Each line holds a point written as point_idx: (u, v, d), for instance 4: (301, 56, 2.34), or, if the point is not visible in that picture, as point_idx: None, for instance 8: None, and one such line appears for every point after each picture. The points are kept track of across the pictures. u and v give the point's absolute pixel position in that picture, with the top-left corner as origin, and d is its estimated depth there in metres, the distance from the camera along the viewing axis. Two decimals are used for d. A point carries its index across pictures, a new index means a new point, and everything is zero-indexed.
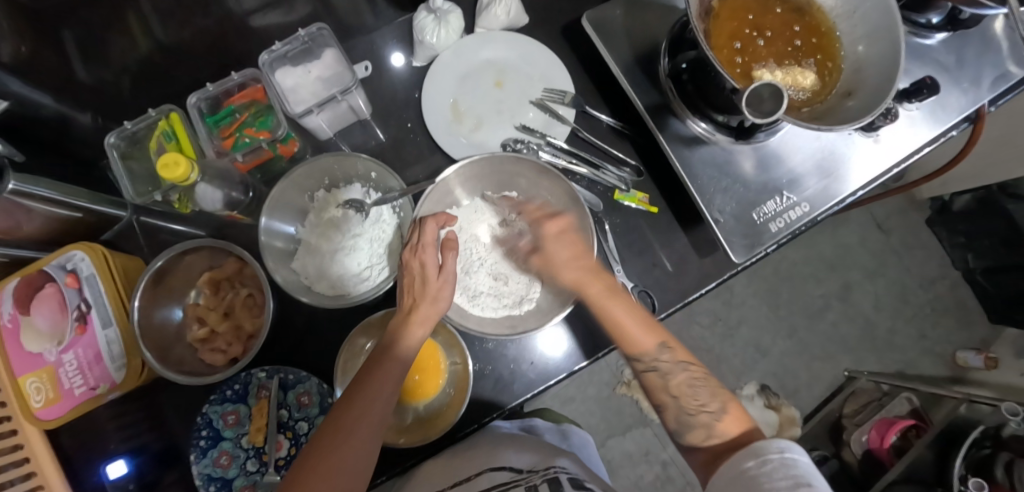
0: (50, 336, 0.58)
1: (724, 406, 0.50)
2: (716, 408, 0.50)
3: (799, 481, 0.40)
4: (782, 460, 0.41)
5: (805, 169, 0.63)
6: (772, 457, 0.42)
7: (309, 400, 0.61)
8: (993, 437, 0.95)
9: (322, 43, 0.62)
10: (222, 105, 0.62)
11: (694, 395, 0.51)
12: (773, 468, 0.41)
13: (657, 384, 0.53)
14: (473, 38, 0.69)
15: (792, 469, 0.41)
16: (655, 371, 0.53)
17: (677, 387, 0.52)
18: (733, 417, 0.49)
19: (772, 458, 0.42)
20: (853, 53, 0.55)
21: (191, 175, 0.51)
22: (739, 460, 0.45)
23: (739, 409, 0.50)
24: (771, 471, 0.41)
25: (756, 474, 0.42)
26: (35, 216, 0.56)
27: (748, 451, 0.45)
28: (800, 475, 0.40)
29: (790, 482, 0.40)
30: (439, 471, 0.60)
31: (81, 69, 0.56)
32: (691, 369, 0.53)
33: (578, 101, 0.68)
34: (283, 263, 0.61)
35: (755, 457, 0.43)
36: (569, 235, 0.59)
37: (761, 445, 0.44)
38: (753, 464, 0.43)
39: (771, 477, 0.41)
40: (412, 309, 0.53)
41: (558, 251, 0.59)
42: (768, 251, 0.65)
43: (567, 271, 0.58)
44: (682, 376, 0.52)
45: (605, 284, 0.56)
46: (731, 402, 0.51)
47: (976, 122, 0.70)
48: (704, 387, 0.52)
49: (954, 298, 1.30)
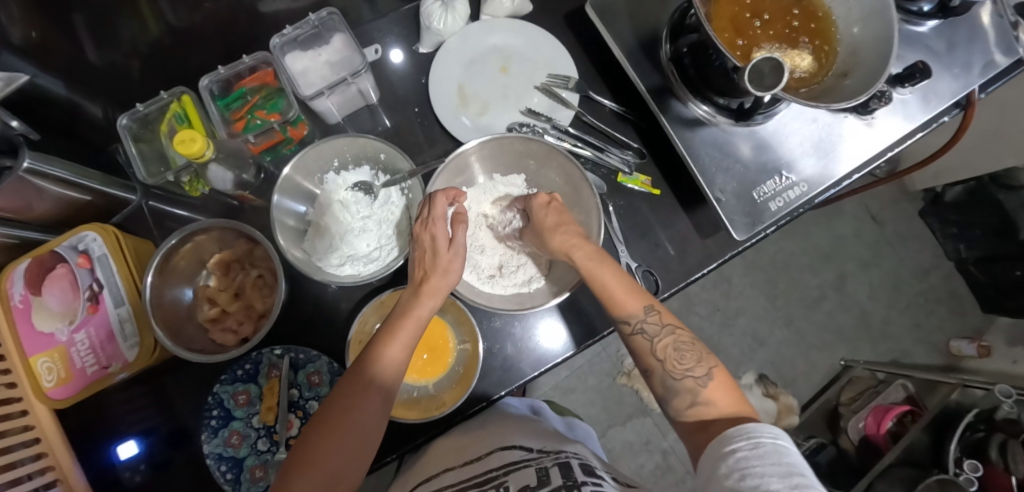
0: (62, 315, 0.58)
1: (710, 372, 0.49)
2: (700, 374, 0.49)
3: (791, 469, 0.37)
4: (775, 446, 0.39)
5: (803, 151, 0.64)
6: (763, 442, 0.40)
7: (320, 379, 0.62)
8: (987, 421, 0.97)
9: (332, 28, 0.63)
10: (233, 88, 0.63)
11: (678, 359, 0.50)
12: (765, 452, 0.39)
13: (645, 348, 0.52)
14: (479, 25, 0.70)
15: (785, 457, 0.38)
16: (642, 335, 0.52)
17: (661, 351, 0.51)
18: (718, 383, 0.49)
19: (765, 442, 0.40)
20: (848, 35, 0.57)
21: (207, 152, 0.54)
22: (727, 440, 0.42)
23: (727, 377, 0.49)
24: (762, 454, 0.39)
25: (746, 456, 0.39)
26: (46, 197, 0.56)
27: (737, 431, 0.42)
28: (792, 464, 0.38)
29: (782, 470, 0.37)
30: (449, 449, 0.59)
31: (93, 50, 0.57)
32: (677, 334, 0.51)
33: (582, 86, 0.70)
34: (295, 243, 0.63)
35: (745, 438, 0.41)
36: (556, 205, 0.61)
37: (753, 427, 0.42)
38: (744, 444, 0.40)
39: (762, 461, 0.38)
40: (423, 280, 0.55)
41: (546, 216, 0.61)
42: (768, 229, 0.67)
43: (554, 235, 0.59)
44: (666, 340, 0.51)
45: (591, 248, 0.57)
46: (716, 369, 0.50)
47: (967, 109, 0.72)
48: (691, 352, 0.50)
49: (947, 288, 1.32)
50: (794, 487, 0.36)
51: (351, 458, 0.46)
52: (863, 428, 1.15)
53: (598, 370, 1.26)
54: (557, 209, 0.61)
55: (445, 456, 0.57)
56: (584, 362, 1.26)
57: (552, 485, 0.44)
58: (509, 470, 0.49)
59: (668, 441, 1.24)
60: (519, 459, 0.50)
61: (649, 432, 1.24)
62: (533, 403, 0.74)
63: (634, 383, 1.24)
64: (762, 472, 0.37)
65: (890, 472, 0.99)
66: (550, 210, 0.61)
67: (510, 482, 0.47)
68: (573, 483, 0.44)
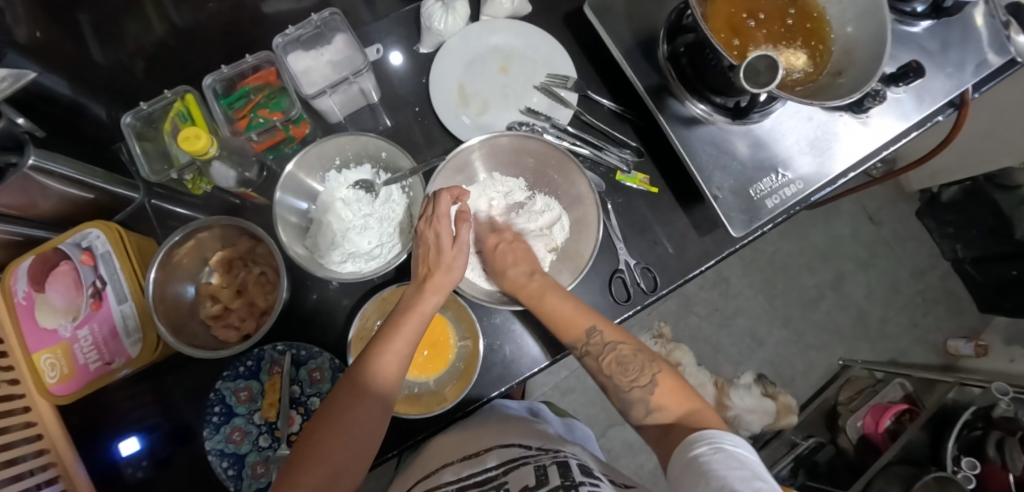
0: (66, 312, 0.59)
1: (655, 378, 0.52)
2: (646, 383, 0.51)
3: (752, 473, 0.38)
4: (737, 451, 0.41)
5: (799, 149, 0.65)
6: (725, 447, 0.41)
7: (321, 376, 0.63)
8: (984, 418, 0.97)
9: (334, 28, 0.64)
10: (237, 87, 0.64)
11: (624, 371, 0.53)
12: (726, 456, 0.40)
13: (595, 367, 0.55)
14: (479, 26, 0.71)
15: (746, 462, 0.40)
16: (590, 356, 0.55)
17: (608, 367, 0.54)
18: (664, 388, 0.51)
19: (727, 447, 0.41)
20: (842, 34, 0.58)
21: (210, 149, 0.54)
22: (691, 445, 0.43)
23: (673, 383, 0.51)
24: (725, 458, 0.40)
25: (708, 459, 0.41)
26: (50, 194, 0.57)
27: (700, 438, 0.44)
28: (752, 469, 0.39)
29: (744, 471, 0.39)
30: (449, 446, 0.59)
31: (98, 50, 0.57)
32: (619, 348, 0.54)
33: (580, 85, 0.71)
34: (297, 239, 0.64)
35: (708, 443, 0.42)
36: (501, 246, 0.63)
37: (717, 433, 0.43)
38: (707, 449, 0.42)
39: (725, 463, 0.40)
40: (426, 277, 0.56)
41: (507, 254, 0.63)
42: (764, 226, 0.67)
43: (505, 270, 0.61)
44: (610, 356, 0.54)
45: (538, 280, 0.59)
46: (662, 374, 0.52)
47: (961, 108, 0.73)
48: (634, 363, 0.53)
49: (944, 288, 1.33)
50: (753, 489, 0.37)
51: (355, 452, 0.47)
52: (861, 427, 1.15)
53: None
54: (511, 248, 0.63)
55: (446, 451, 0.58)
56: None
57: (550, 484, 0.44)
58: (509, 468, 0.49)
59: None
60: (519, 457, 0.50)
61: None
62: (533, 406, 0.74)
63: None
64: (722, 474, 0.38)
65: (888, 470, 0.98)
66: (513, 246, 0.63)
67: (510, 483, 0.47)
68: (571, 483, 0.44)
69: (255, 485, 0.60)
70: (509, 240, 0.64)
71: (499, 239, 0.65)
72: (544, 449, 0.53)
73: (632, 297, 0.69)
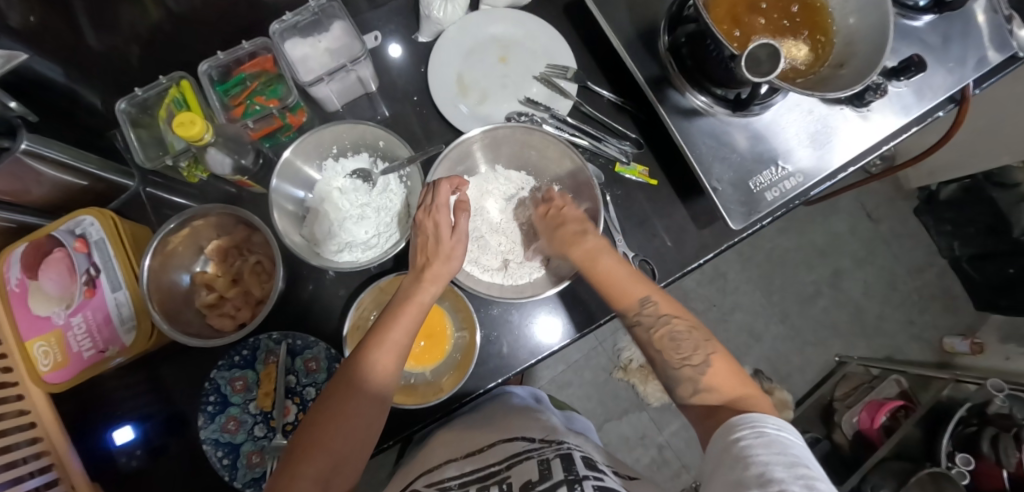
0: (59, 299, 0.58)
1: (707, 359, 0.50)
2: (698, 362, 0.50)
3: (796, 460, 0.38)
4: (779, 437, 0.40)
5: (799, 142, 0.65)
6: (767, 432, 0.41)
7: (317, 366, 0.62)
8: (980, 415, 0.97)
9: (331, 15, 0.63)
10: (233, 73, 0.63)
11: (676, 348, 0.52)
12: (768, 442, 0.39)
13: (644, 339, 0.54)
14: (478, 15, 0.71)
15: (789, 448, 0.39)
16: (640, 326, 0.54)
17: (658, 341, 0.53)
18: (718, 369, 0.50)
19: (770, 432, 0.40)
20: (844, 26, 0.57)
21: (206, 135, 0.54)
22: (732, 428, 0.43)
23: (727, 363, 0.50)
24: (766, 443, 0.39)
25: (749, 444, 0.40)
26: (43, 180, 0.56)
27: (743, 420, 0.43)
28: (797, 455, 0.38)
29: (787, 458, 0.38)
30: (450, 440, 0.58)
31: (92, 35, 0.57)
32: (672, 322, 0.53)
33: (580, 76, 0.70)
34: (293, 227, 0.63)
35: (750, 427, 0.42)
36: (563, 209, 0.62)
37: (759, 417, 0.42)
38: (748, 433, 0.41)
39: (765, 449, 0.39)
40: (425, 267, 0.56)
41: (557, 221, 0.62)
42: (764, 219, 0.67)
43: (559, 235, 0.61)
44: (663, 329, 0.53)
45: (592, 241, 0.59)
46: (715, 355, 0.51)
47: (961, 104, 0.73)
48: (688, 340, 0.52)
49: (941, 285, 1.33)
50: (799, 477, 0.36)
51: (355, 442, 0.47)
52: (856, 423, 1.16)
53: (595, 364, 1.26)
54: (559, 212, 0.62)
55: (449, 446, 0.57)
56: (581, 356, 1.26)
57: (552, 479, 0.43)
58: (511, 464, 0.48)
59: (663, 435, 1.24)
60: (521, 452, 0.49)
61: (645, 426, 1.24)
62: (537, 393, 0.74)
63: (631, 378, 1.25)
64: (765, 461, 0.38)
65: (883, 465, 1.01)
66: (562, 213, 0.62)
67: (511, 478, 0.45)
68: (574, 479, 0.42)
69: (250, 475, 0.60)
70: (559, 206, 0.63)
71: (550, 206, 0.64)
72: (545, 442, 0.52)
73: None
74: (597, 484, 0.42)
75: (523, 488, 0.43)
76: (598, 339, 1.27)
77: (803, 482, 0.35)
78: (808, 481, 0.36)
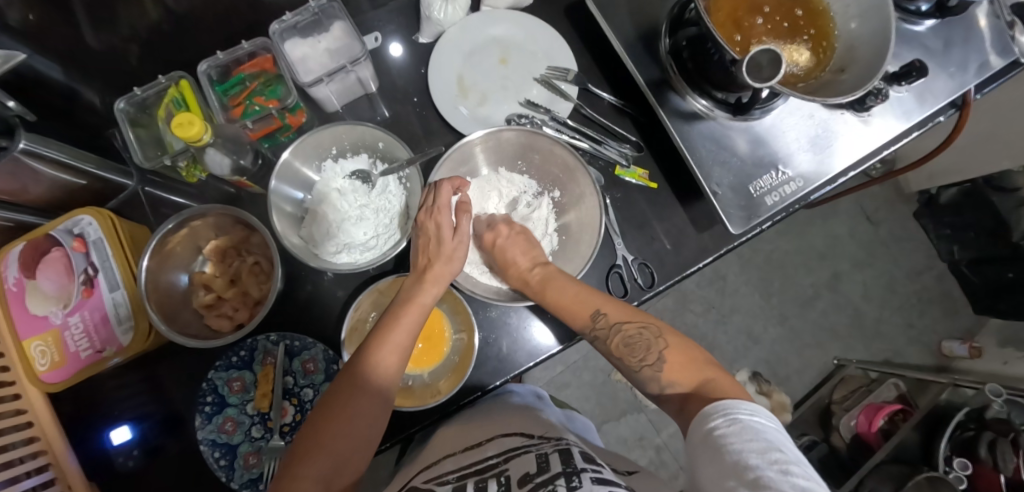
0: (57, 299, 0.58)
1: (662, 355, 0.50)
2: (653, 361, 0.50)
3: (769, 445, 0.37)
4: (751, 423, 0.40)
5: (800, 146, 0.65)
6: (741, 419, 0.40)
7: (315, 367, 0.62)
8: (977, 420, 0.97)
9: (331, 16, 0.63)
10: (232, 74, 0.63)
11: (631, 353, 0.52)
12: (741, 430, 0.39)
13: (604, 350, 0.55)
14: (479, 16, 0.70)
15: (763, 433, 0.39)
16: (597, 341, 0.55)
17: (616, 350, 0.53)
18: (674, 363, 0.50)
19: (741, 419, 0.40)
20: (846, 31, 0.57)
21: (204, 135, 0.53)
22: (705, 419, 0.43)
23: (681, 353, 0.50)
24: (738, 432, 0.39)
25: (723, 434, 0.40)
26: (41, 179, 0.56)
27: (715, 409, 0.43)
28: (770, 440, 0.38)
29: (759, 445, 0.37)
30: (449, 440, 0.58)
31: (91, 34, 0.56)
32: (624, 329, 0.53)
33: (581, 78, 0.70)
34: (292, 229, 0.63)
35: (722, 415, 0.42)
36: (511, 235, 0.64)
37: (731, 403, 0.42)
38: (722, 422, 0.41)
39: (739, 438, 0.39)
40: (426, 268, 0.56)
41: (509, 248, 0.62)
42: (763, 224, 0.67)
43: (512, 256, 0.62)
44: (617, 338, 0.53)
45: (541, 271, 0.60)
46: (668, 350, 0.50)
47: (962, 109, 0.73)
48: (642, 341, 0.52)
49: (940, 289, 1.33)
50: (773, 462, 0.36)
51: (357, 441, 0.46)
52: (854, 426, 1.16)
53: (593, 366, 1.26)
54: (508, 240, 0.63)
55: (447, 445, 0.56)
56: (579, 357, 1.26)
57: (551, 471, 0.42)
58: (509, 457, 0.47)
59: (661, 437, 1.24)
60: (519, 446, 0.49)
61: (643, 428, 1.25)
62: (538, 391, 0.74)
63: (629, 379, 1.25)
64: (740, 449, 0.38)
65: (881, 468, 1.00)
66: (513, 238, 0.63)
67: (510, 471, 0.44)
68: (572, 470, 0.41)
69: (247, 476, 0.60)
70: (509, 230, 0.64)
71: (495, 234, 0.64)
72: (544, 439, 0.52)
73: (629, 292, 0.69)
74: (596, 476, 0.41)
75: (522, 479, 0.42)
76: None
77: (778, 468, 0.35)
78: (782, 466, 0.36)
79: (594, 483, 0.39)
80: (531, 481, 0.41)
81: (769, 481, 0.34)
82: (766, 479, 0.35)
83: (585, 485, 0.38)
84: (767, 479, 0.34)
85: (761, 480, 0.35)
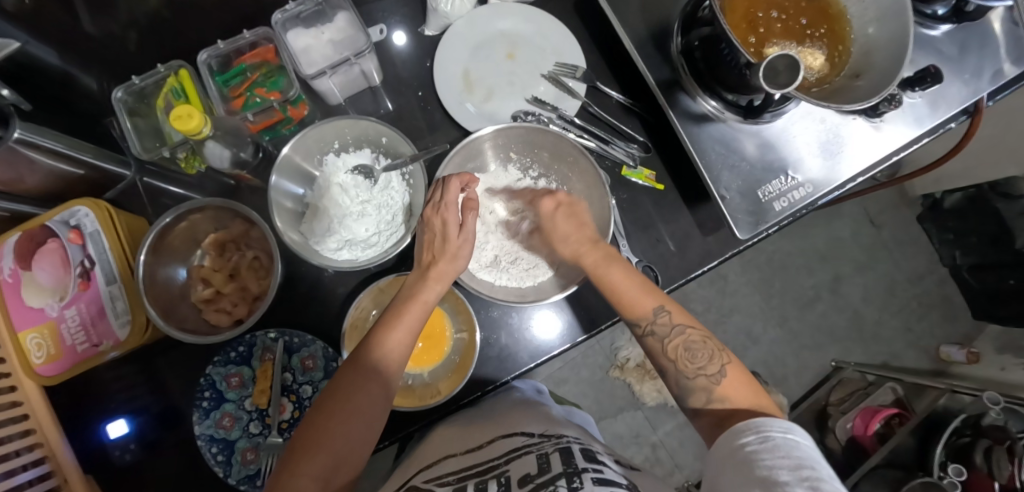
0: (53, 291, 0.57)
1: (723, 368, 0.49)
2: (713, 372, 0.49)
3: (801, 462, 0.37)
4: (785, 439, 0.39)
5: (811, 151, 0.64)
6: (772, 435, 0.40)
7: (314, 364, 0.62)
8: (974, 427, 0.96)
9: (335, 6, 0.61)
10: (233, 64, 0.62)
11: (689, 358, 0.50)
12: (773, 446, 0.39)
13: (658, 349, 0.53)
14: (486, 9, 0.69)
15: (795, 450, 0.38)
16: (654, 336, 0.53)
17: (672, 351, 0.52)
18: (733, 381, 0.49)
19: (774, 435, 0.40)
20: (863, 35, 0.56)
21: (203, 129, 0.52)
22: (737, 433, 0.42)
23: (740, 373, 0.49)
24: (772, 448, 0.39)
25: (754, 450, 0.39)
26: (37, 169, 0.55)
27: (748, 425, 0.42)
28: (802, 458, 0.37)
29: (792, 463, 0.37)
30: (450, 438, 0.57)
31: (88, 20, 0.55)
32: (687, 333, 0.51)
33: (589, 76, 0.68)
34: (292, 224, 0.62)
35: (754, 431, 0.41)
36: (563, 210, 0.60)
37: (763, 420, 0.41)
38: (752, 439, 0.40)
39: (773, 455, 0.38)
40: (430, 265, 0.55)
41: (560, 226, 0.60)
42: (769, 230, 0.66)
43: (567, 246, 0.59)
44: (677, 339, 0.51)
45: (603, 249, 0.58)
46: (730, 366, 0.50)
47: (973, 115, 0.72)
48: (703, 350, 0.50)
49: (940, 294, 1.33)
50: (804, 480, 0.35)
51: (358, 440, 0.46)
52: (851, 429, 1.16)
53: (592, 363, 1.26)
54: (568, 215, 0.60)
55: (447, 441, 0.56)
56: (578, 354, 1.26)
57: (551, 472, 0.41)
58: (510, 457, 0.46)
59: (657, 435, 1.25)
60: (519, 445, 0.48)
61: (639, 425, 1.25)
62: (539, 385, 0.73)
63: (627, 377, 1.25)
64: (771, 465, 0.37)
65: (875, 472, 1.02)
66: (563, 213, 0.60)
67: (510, 471, 0.43)
68: (573, 471, 0.40)
69: (244, 472, 0.59)
70: (567, 204, 0.60)
71: (556, 200, 0.61)
72: (545, 436, 0.51)
73: None
74: (597, 477, 0.39)
75: (522, 480, 0.41)
76: (597, 338, 1.27)
77: (808, 485, 0.35)
78: (813, 483, 0.35)
79: (595, 484, 0.38)
80: (532, 482, 0.40)
81: None
82: None
83: (586, 486, 0.37)
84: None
85: None
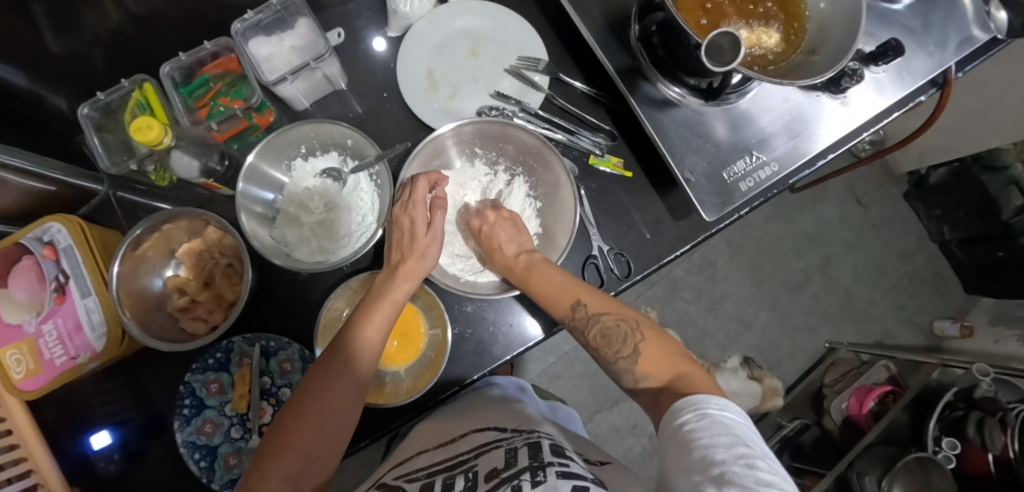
0: (29, 307, 0.58)
1: (637, 349, 0.50)
2: (629, 353, 0.50)
3: (737, 439, 0.37)
4: (720, 417, 0.39)
5: (774, 130, 0.64)
6: (710, 413, 0.40)
7: (291, 367, 0.63)
8: (966, 399, 0.96)
9: (294, 12, 0.62)
10: (196, 75, 0.63)
11: (608, 344, 0.52)
12: (710, 424, 0.39)
13: (582, 341, 0.54)
14: (447, 8, 0.69)
15: (731, 427, 0.38)
16: (577, 330, 0.55)
17: (594, 340, 0.53)
18: (648, 357, 0.49)
19: (711, 413, 0.40)
20: (816, 11, 0.56)
21: (164, 138, 0.53)
22: (675, 414, 0.42)
23: (656, 348, 0.50)
24: (708, 426, 0.39)
25: (693, 428, 0.39)
26: (9, 188, 0.56)
27: (686, 404, 0.42)
28: (738, 435, 0.38)
29: (728, 439, 0.37)
30: (426, 436, 0.57)
31: (53, 41, 0.56)
32: (603, 320, 0.53)
33: (552, 69, 0.69)
34: (263, 227, 0.63)
35: (692, 410, 0.41)
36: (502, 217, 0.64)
37: (701, 398, 0.41)
38: (691, 418, 0.41)
39: (709, 433, 0.38)
40: (399, 264, 0.56)
41: (497, 233, 0.63)
42: (738, 211, 0.67)
43: (499, 243, 0.62)
44: (596, 330, 0.53)
45: (526, 258, 0.60)
46: (645, 343, 0.50)
47: (943, 88, 0.71)
48: (618, 334, 0.51)
49: (931, 269, 1.33)
50: (739, 457, 0.36)
51: (328, 439, 0.46)
52: (845, 409, 1.16)
53: (585, 356, 1.27)
54: (497, 223, 0.63)
55: (423, 440, 0.57)
56: (570, 349, 1.26)
57: (517, 466, 0.41)
58: (480, 452, 0.47)
59: (654, 425, 1.25)
60: (490, 441, 0.48)
61: (636, 416, 1.25)
62: (521, 382, 0.73)
63: None
64: (708, 444, 0.37)
65: (870, 450, 0.97)
66: (501, 223, 0.63)
67: (478, 466, 0.44)
68: (538, 465, 0.41)
69: (227, 477, 0.60)
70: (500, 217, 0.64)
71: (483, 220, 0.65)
72: (517, 431, 0.51)
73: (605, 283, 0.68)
74: (562, 470, 0.40)
75: (489, 475, 0.41)
76: None
77: (743, 462, 0.36)
78: (748, 460, 0.36)
79: (558, 477, 0.38)
80: (498, 476, 0.40)
81: (733, 476, 0.34)
82: (731, 474, 0.35)
83: (550, 479, 0.38)
84: (732, 475, 0.35)
85: (726, 475, 0.35)
